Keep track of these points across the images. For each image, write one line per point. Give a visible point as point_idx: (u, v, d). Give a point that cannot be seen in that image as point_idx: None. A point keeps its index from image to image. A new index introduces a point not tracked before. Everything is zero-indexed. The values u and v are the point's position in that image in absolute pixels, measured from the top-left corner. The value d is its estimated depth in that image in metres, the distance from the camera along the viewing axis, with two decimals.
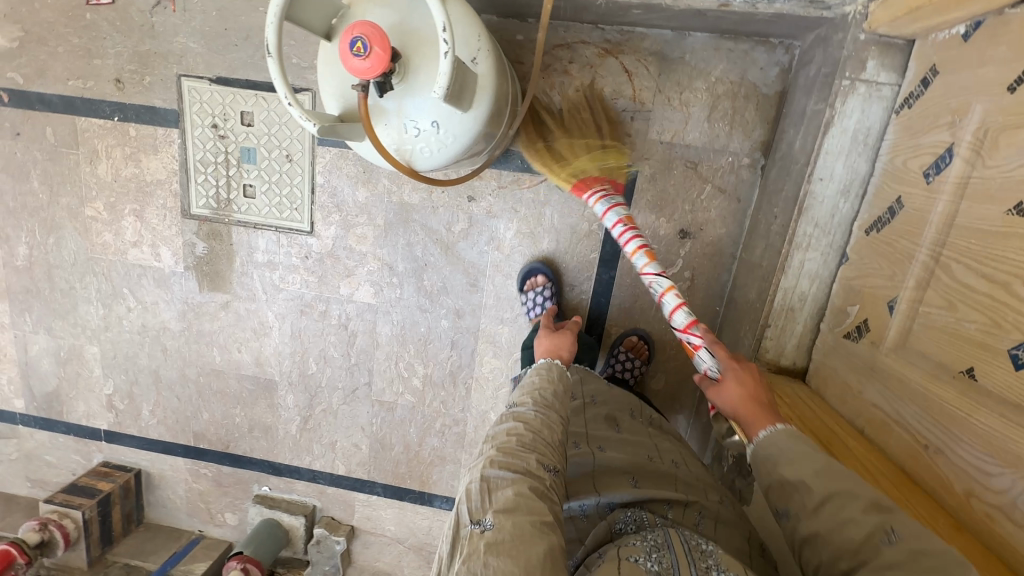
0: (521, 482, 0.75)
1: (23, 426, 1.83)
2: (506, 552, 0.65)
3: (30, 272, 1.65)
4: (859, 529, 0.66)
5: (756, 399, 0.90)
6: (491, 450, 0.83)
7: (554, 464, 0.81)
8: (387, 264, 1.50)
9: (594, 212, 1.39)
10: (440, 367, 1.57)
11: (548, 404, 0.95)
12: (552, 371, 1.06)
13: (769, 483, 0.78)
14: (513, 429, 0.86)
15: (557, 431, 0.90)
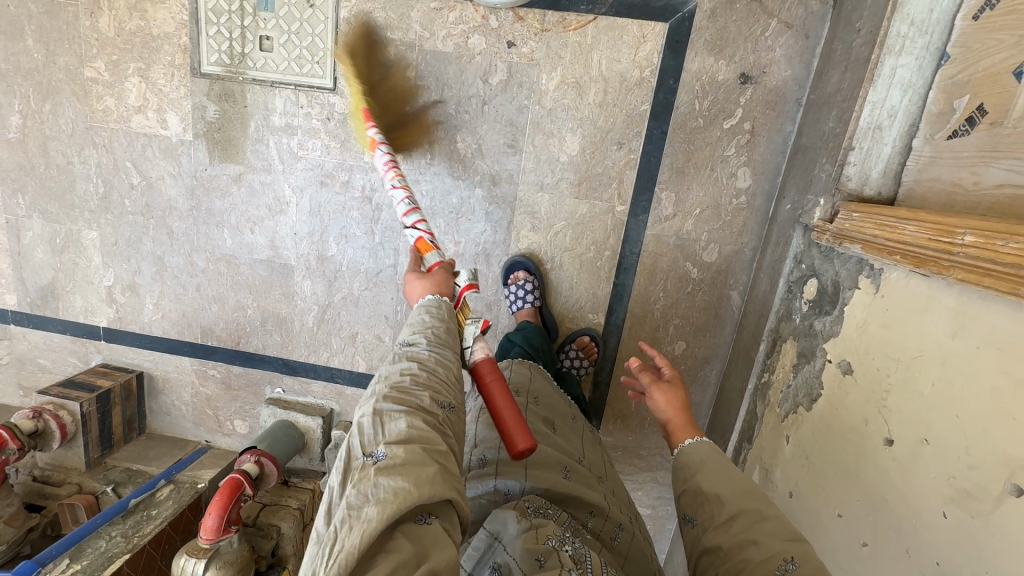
0: (409, 415, 0.68)
1: (15, 326, 1.69)
2: (399, 473, 0.60)
3: (23, 146, 1.52)
4: (759, 550, 0.71)
5: (685, 411, 1.02)
6: (382, 385, 0.73)
7: (448, 402, 0.73)
8: (417, 124, 1.37)
9: (647, 58, 1.27)
10: (472, 245, 1.45)
11: (443, 341, 0.81)
12: (442, 310, 0.85)
13: (686, 491, 0.86)
14: (410, 370, 0.74)
15: (457, 369, 0.79)
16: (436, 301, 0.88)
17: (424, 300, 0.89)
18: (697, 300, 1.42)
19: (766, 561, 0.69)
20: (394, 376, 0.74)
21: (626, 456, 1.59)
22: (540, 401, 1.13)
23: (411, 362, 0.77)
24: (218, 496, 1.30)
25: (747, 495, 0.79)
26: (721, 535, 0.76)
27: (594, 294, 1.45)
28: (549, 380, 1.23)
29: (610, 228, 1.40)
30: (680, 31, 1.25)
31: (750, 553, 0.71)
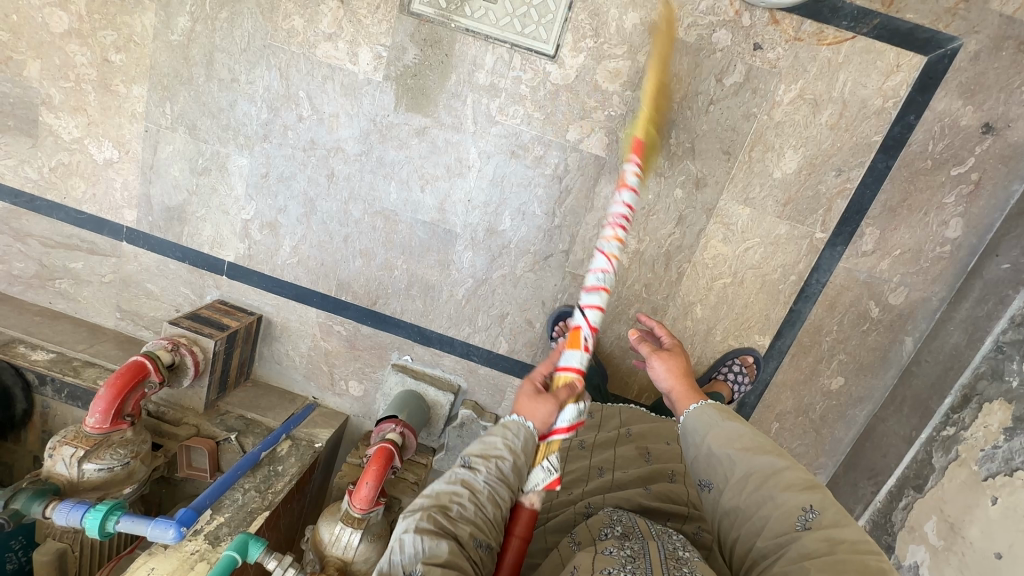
0: (449, 543, 0.76)
1: (129, 244, 1.56)
2: None
3: (185, 51, 1.37)
4: (779, 507, 0.76)
5: (686, 377, 1.08)
6: (430, 501, 0.81)
7: (486, 543, 0.81)
8: (634, 111, 1.30)
9: (894, 87, 1.22)
10: (656, 245, 1.39)
11: (501, 478, 0.85)
12: (519, 441, 0.88)
13: (698, 455, 0.89)
14: (458, 497, 0.81)
15: (501, 509, 0.85)
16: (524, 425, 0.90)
17: (520, 420, 0.90)
18: (869, 340, 1.41)
19: (785, 515, 0.75)
20: (442, 498, 0.81)
21: None
22: (632, 430, 1.23)
23: (465, 488, 0.83)
24: (371, 468, 1.21)
25: (756, 450, 0.83)
26: (740, 497, 0.81)
27: (766, 316, 1.42)
28: (648, 414, 1.30)
29: (804, 254, 1.36)
30: (937, 67, 1.20)
31: (768, 511, 0.77)
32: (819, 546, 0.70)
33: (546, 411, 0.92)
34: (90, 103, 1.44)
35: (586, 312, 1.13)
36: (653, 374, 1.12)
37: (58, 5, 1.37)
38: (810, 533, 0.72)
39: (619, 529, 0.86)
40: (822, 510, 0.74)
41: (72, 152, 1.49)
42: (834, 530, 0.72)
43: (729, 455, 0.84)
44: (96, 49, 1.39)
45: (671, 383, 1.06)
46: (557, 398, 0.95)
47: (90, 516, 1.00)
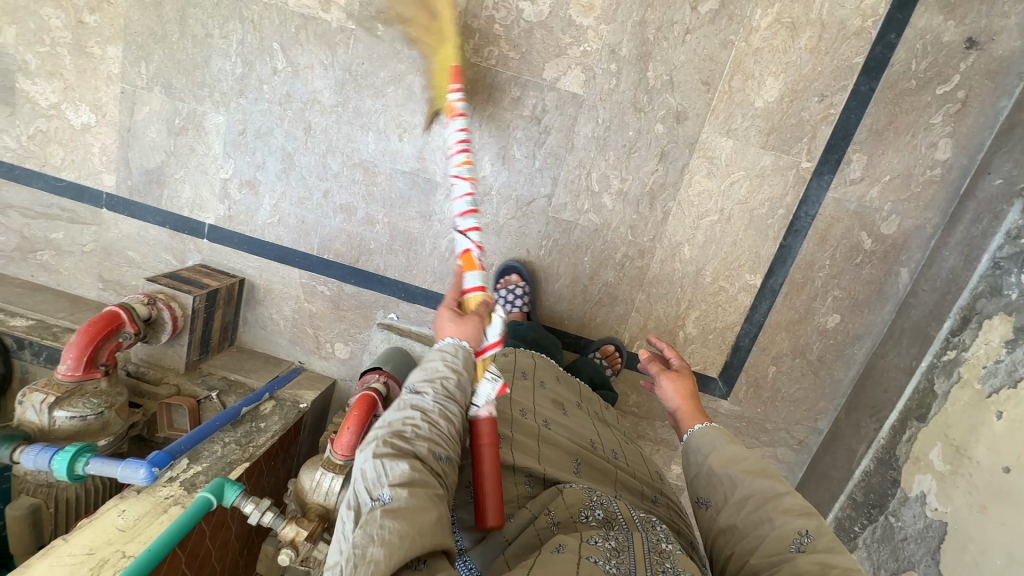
0: (410, 463, 0.72)
1: (109, 211, 1.55)
2: (403, 518, 0.65)
3: (158, 9, 1.37)
4: (775, 525, 0.75)
5: (693, 399, 1.07)
6: (385, 433, 0.75)
7: (446, 453, 0.77)
8: (609, 46, 1.28)
9: (872, 6, 1.20)
10: (639, 184, 1.37)
11: (447, 395, 0.82)
12: (458, 356, 0.85)
13: (700, 475, 0.89)
14: (412, 420, 0.77)
15: (455, 422, 0.81)
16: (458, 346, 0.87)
17: (470, 363, 0.87)
18: (863, 274, 1.37)
19: (781, 535, 0.74)
20: (397, 426, 0.77)
21: (750, 430, 1.53)
22: (549, 388, 1.15)
23: (416, 412, 0.79)
24: (348, 433, 1.15)
25: (756, 472, 0.83)
26: (737, 516, 0.80)
27: (756, 253, 1.39)
28: (554, 368, 1.23)
29: (791, 186, 1.33)
30: None
31: (764, 531, 0.76)
32: (811, 569, 0.68)
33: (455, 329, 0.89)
34: (66, 67, 1.44)
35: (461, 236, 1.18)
36: (660, 393, 1.12)
37: None
38: (804, 556, 0.70)
39: (600, 512, 0.81)
40: (817, 535, 0.72)
41: (49, 118, 1.49)
42: (829, 556, 0.69)
43: (732, 475, 0.84)
44: (70, 11, 1.40)
45: (677, 403, 1.06)
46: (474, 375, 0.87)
47: (60, 457, 0.97)
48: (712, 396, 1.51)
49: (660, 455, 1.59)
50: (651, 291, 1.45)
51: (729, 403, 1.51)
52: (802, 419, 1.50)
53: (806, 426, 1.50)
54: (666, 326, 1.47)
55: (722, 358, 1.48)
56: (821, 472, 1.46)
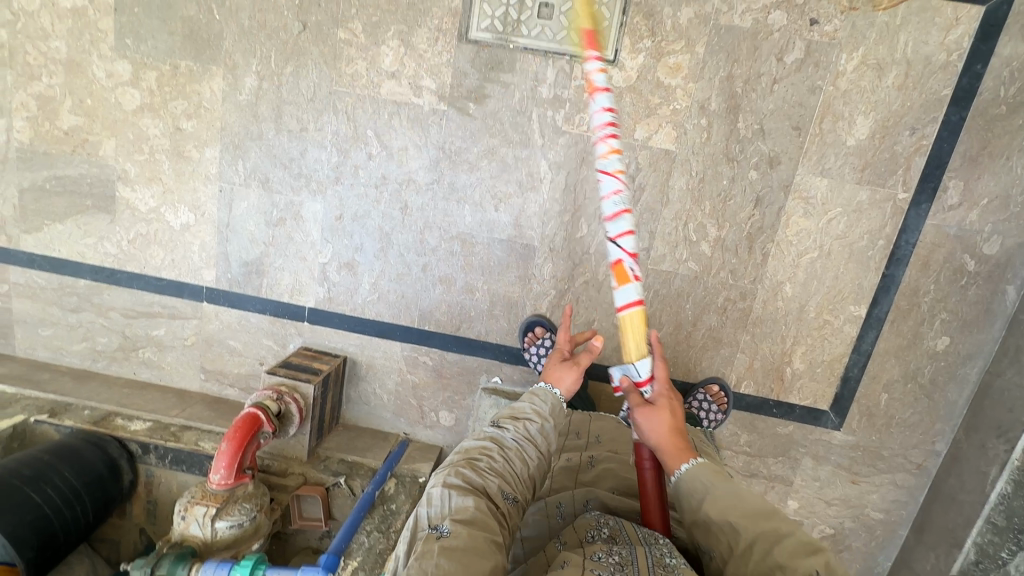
0: (478, 498, 0.83)
1: (210, 304, 1.58)
2: (459, 552, 0.73)
3: (254, 110, 1.42)
4: (785, 572, 0.72)
5: (677, 433, 0.99)
6: (459, 462, 0.90)
7: (513, 495, 0.89)
8: (699, 102, 1.32)
9: (956, 40, 1.24)
10: (737, 230, 1.39)
11: (528, 437, 0.97)
12: (546, 403, 1.01)
13: (696, 524, 0.87)
14: (487, 455, 0.92)
15: (530, 464, 0.94)
16: (552, 391, 1.03)
17: (548, 387, 1.04)
18: (969, 295, 1.38)
19: None
20: (473, 455, 0.91)
21: (866, 458, 1.53)
22: (603, 437, 1.29)
23: (493, 444, 0.94)
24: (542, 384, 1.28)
25: (757, 517, 0.81)
26: (745, 566, 0.77)
27: (859, 285, 1.40)
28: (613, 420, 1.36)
29: (888, 218, 1.35)
30: (997, 15, 1.22)
31: None
32: None
33: (574, 380, 1.05)
34: (164, 171, 1.49)
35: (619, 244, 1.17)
36: (640, 431, 1.03)
37: (130, 84, 1.44)
38: None
39: (606, 531, 0.86)
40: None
41: (149, 222, 1.53)
42: None
43: (729, 520, 0.82)
44: (167, 119, 1.45)
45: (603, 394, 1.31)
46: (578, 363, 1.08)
47: (238, 569, 1.08)
48: (825, 428, 1.51)
49: (775, 492, 1.58)
50: (756, 331, 1.46)
51: (842, 433, 1.51)
52: (919, 443, 1.49)
53: (924, 450, 1.50)
54: (773, 363, 1.48)
55: (832, 391, 1.49)
56: (948, 495, 1.45)
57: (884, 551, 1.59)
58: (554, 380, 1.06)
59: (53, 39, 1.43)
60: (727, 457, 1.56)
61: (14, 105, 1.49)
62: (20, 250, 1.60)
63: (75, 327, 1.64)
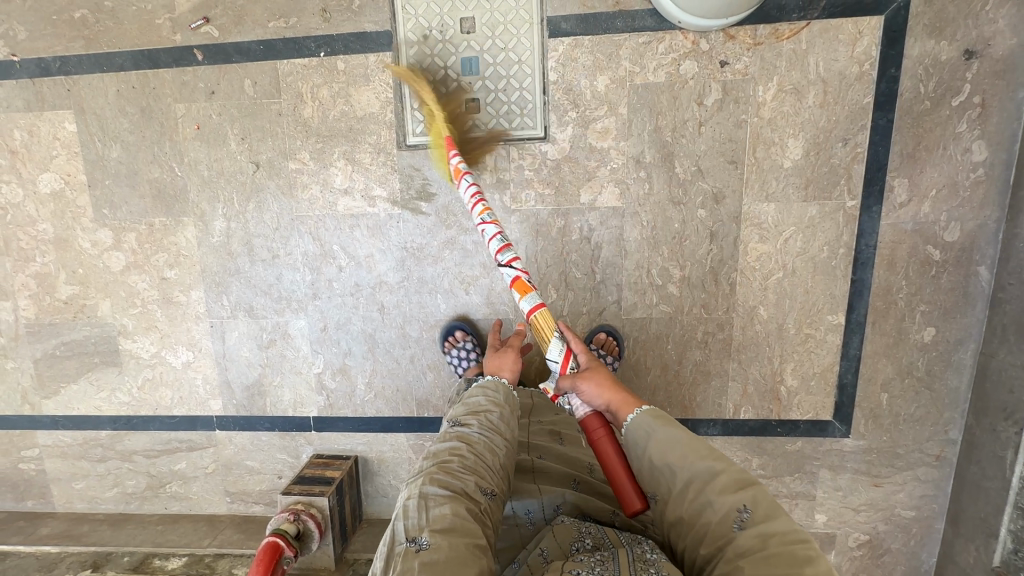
0: (456, 501, 0.83)
1: (222, 431, 1.66)
2: (438, 565, 0.71)
3: (228, 248, 1.52)
4: (716, 510, 0.76)
5: (618, 386, 1.01)
6: (431, 467, 0.90)
7: (489, 489, 0.89)
8: (633, 157, 1.37)
9: (865, 51, 1.28)
10: (699, 267, 1.43)
11: (492, 427, 1.03)
12: (500, 392, 1.11)
13: (641, 466, 0.89)
14: (457, 452, 0.93)
15: (497, 454, 0.97)
16: (496, 378, 1.17)
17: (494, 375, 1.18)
18: (942, 283, 1.38)
19: (722, 519, 0.75)
20: (443, 455, 0.93)
21: (882, 459, 1.51)
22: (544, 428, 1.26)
23: (462, 443, 0.97)
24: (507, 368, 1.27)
25: (694, 455, 0.83)
26: (682, 506, 0.80)
27: (831, 295, 1.42)
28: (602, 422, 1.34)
29: (843, 226, 1.37)
30: (897, 20, 1.26)
31: (706, 516, 0.76)
32: (753, 544, 0.70)
33: (512, 365, 1.22)
34: (158, 319, 1.59)
35: (512, 265, 1.22)
36: (582, 400, 1.03)
37: (114, 248, 1.55)
38: (745, 532, 0.71)
39: (589, 540, 0.80)
40: (753, 507, 0.74)
41: (153, 367, 1.63)
42: (768, 525, 0.71)
43: (668, 462, 0.84)
44: (152, 272, 1.56)
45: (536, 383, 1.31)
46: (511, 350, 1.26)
47: None
48: (833, 437, 1.51)
49: (800, 509, 1.57)
50: (741, 357, 1.48)
51: (852, 439, 1.50)
52: (932, 435, 1.48)
53: (938, 440, 1.48)
54: (766, 385, 1.49)
55: (831, 400, 1.48)
56: (972, 484, 1.42)
57: (926, 548, 1.55)
58: (497, 369, 1.22)
59: (39, 222, 1.56)
60: None
61: (17, 286, 1.61)
62: (43, 414, 1.70)
63: (105, 475, 1.73)
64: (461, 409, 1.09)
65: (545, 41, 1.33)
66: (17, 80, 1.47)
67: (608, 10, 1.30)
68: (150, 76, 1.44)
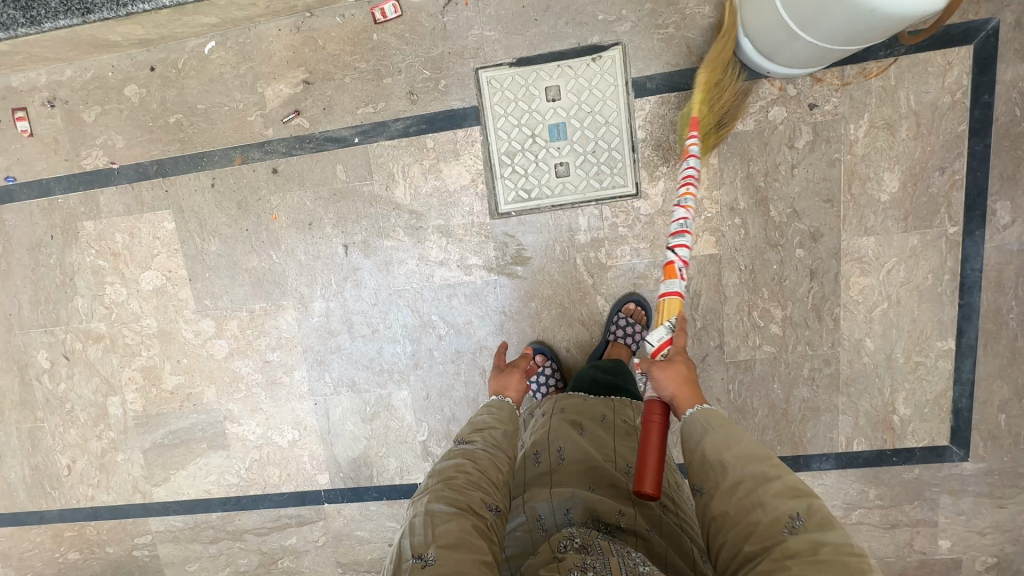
0: (460, 516, 0.86)
1: (330, 504, 1.68)
2: None
3: (328, 327, 1.55)
4: (765, 511, 0.76)
5: (689, 382, 0.99)
6: (436, 484, 0.93)
7: (496, 505, 0.93)
8: (727, 205, 1.39)
9: (957, 80, 1.28)
10: (801, 305, 1.43)
11: (496, 441, 1.07)
12: (502, 410, 1.17)
13: (692, 457, 0.89)
14: (464, 468, 0.97)
15: (501, 468, 1.01)
16: (504, 400, 1.22)
17: (500, 397, 1.23)
18: None
19: (773, 520, 0.75)
20: (449, 472, 0.95)
21: (1005, 480, 1.48)
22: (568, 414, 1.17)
23: (467, 458, 1.00)
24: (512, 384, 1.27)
25: (748, 458, 0.83)
26: (728, 501, 0.80)
27: (939, 321, 1.40)
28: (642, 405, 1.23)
29: (947, 253, 1.37)
30: (987, 48, 1.26)
31: (757, 516, 0.76)
32: (802, 549, 0.70)
33: (518, 386, 1.26)
34: (263, 401, 1.63)
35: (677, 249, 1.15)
36: (653, 385, 0.99)
37: (217, 336, 1.59)
38: (796, 537, 0.72)
39: (578, 541, 0.83)
40: (808, 515, 0.74)
41: (261, 447, 1.66)
42: (819, 533, 0.71)
43: (721, 458, 0.84)
44: (255, 356, 1.60)
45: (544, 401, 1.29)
46: (514, 370, 1.29)
47: None
48: (952, 462, 1.48)
49: (923, 537, 1.54)
50: (850, 390, 1.47)
51: (972, 462, 1.48)
52: None
53: None
54: (879, 416, 1.48)
55: (947, 425, 1.46)
56: None
57: None
58: (501, 389, 1.25)
59: (143, 318, 1.61)
60: (862, 514, 1.54)
61: (124, 381, 1.66)
62: (155, 502, 1.74)
63: (216, 556, 1.75)
64: (466, 427, 1.13)
65: (632, 101, 1.36)
66: (118, 185, 1.52)
67: (693, 65, 1.32)
68: (245, 170, 1.49)
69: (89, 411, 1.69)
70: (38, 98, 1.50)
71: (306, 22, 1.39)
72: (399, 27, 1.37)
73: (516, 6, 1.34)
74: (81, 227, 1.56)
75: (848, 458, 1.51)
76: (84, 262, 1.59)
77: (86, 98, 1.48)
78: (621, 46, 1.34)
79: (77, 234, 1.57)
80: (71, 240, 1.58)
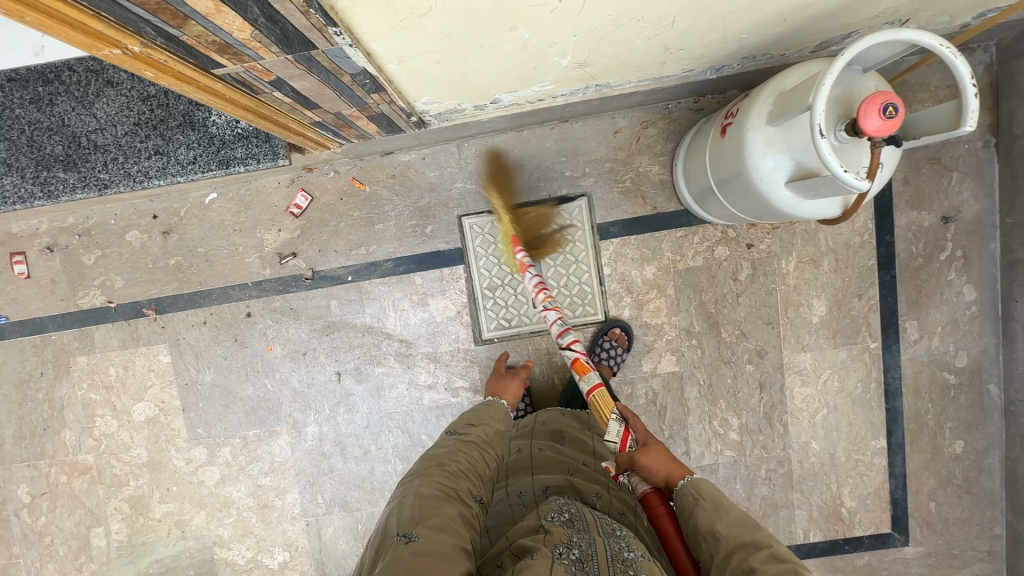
0: (450, 504, 0.90)
1: None
2: (424, 551, 0.79)
3: (321, 449, 1.62)
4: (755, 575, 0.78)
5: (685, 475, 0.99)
6: (430, 467, 1.00)
7: (479, 498, 0.97)
8: (684, 328, 1.58)
9: (864, 224, 1.54)
10: (754, 414, 1.61)
11: (487, 436, 1.15)
12: (500, 411, 1.26)
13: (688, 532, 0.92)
14: (450, 456, 1.03)
15: (483, 460, 1.07)
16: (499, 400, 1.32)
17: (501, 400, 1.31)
18: (962, 401, 1.59)
19: None
20: (439, 459, 1.02)
21: (942, 561, 1.65)
22: (547, 429, 1.25)
23: (456, 446, 1.07)
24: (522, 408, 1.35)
25: (739, 528, 0.86)
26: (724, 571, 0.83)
27: (871, 423, 1.61)
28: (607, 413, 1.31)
29: (870, 365, 1.58)
30: (883, 200, 1.53)
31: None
32: None
33: (514, 392, 1.38)
34: (254, 524, 1.65)
35: None
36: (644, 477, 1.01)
37: (208, 462, 1.63)
38: None
39: (565, 514, 0.86)
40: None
41: (250, 571, 1.66)
42: None
43: (713, 529, 0.87)
44: (247, 480, 1.64)
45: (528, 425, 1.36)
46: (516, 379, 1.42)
47: None
48: (896, 547, 1.65)
49: None
50: (803, 487, 1.63)
51: (912, 546, 1.65)
52: (981, 532, 1.63)
53: (987, 536, 1.63)
54: (829, 508, 1.64)
55: (887, 514, 1.64)
56: None
57: None
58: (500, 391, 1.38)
59: (133, 447, 1.63)
60: None
61: (110, 511, 1.65)
62: None
63: None
64: (460, 420, 1.19)
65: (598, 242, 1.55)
66: (113, 322, 1.59)
67: (648, 212, 1.54)
68: (241, 306, 1.58)
69: (71, 543, 1.66)
70: (38, 244, 1.57)
71: (303, 176, 1.54)
72: (390, 181, 1.54)
73: (494, 165, 1.53)
74: (73, 362, 1.61)
75: (807, 548, 1.66)
76: (75, 396, 1.62)
77: (86, 244, 1.57)
78: (587, 197, 1.54)
79: (69, 368, 1.61)
80: (62, 374, 1.61)
